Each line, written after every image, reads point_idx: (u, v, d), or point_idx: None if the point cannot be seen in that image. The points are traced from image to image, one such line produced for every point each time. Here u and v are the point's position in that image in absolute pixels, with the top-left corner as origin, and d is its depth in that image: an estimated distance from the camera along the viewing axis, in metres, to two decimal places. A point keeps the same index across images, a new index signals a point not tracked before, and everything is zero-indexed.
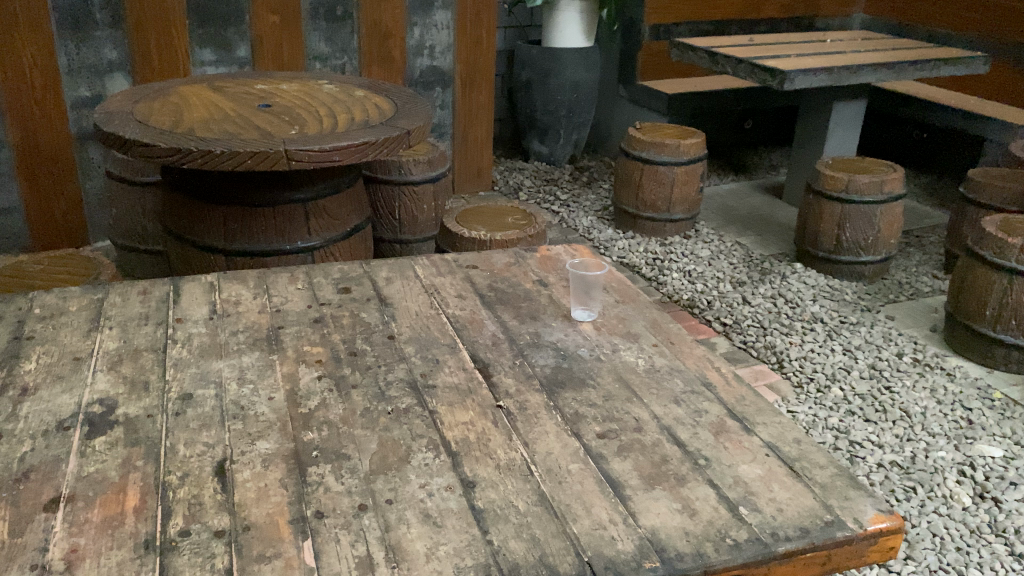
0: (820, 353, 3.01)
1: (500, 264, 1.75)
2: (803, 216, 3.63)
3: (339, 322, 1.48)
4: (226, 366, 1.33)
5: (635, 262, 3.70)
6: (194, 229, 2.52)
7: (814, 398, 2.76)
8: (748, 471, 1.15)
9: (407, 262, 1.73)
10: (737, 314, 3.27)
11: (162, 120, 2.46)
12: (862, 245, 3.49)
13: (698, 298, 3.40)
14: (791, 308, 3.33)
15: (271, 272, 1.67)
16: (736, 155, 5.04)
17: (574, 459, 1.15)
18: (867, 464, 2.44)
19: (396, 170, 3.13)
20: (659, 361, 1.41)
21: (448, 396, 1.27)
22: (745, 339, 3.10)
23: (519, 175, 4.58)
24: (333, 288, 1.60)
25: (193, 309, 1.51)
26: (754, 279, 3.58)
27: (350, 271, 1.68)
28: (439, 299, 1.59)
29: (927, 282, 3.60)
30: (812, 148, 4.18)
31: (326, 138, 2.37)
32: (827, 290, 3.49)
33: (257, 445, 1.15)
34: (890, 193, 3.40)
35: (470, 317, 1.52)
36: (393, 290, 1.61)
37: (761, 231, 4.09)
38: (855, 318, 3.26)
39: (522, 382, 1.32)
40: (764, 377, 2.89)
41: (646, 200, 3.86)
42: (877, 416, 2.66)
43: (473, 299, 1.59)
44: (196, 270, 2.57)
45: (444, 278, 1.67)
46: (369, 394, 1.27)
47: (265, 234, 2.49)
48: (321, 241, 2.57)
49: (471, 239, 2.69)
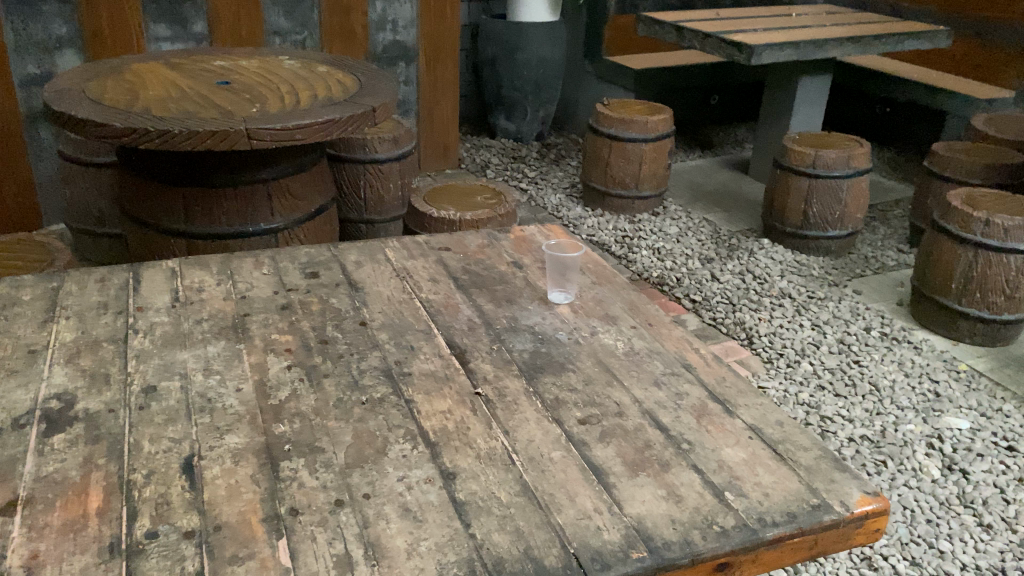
0: (788, 328, 3.02)
1: (474, 246, 1.70)
2: (770, 192, 3.64)
3: (307, 308, 1.43)
4: (192, 357, 1.28)
5: (605, 240, 3.68)
6: (153, 211, 2.43)
7: (784, 373, 2.77)
8: (732, 455, 1.13)
9: (377, 245, 1.68)
10: (706, 291, 3.27)
11: (117, 99, 2.37)
12: (829, 221, 3.51)
13: (667, 275, 3.40)
14: (760, 284, 3.34)
15: (236, 255, 1.61)
16: (702, 131, 5.04)
17: (556, 447, 1.12)
18: (838, 439, 2.46)
19: (361, 148, 3.11)
20: (638, 343, 1.39)
21: (425, 385, 1.23)
22: (714, 316, 3.10)
23: (486, 153, 4.53)
24: (300, 273, 1.55)
25: (154, 296, 1.45)
26: (722, 255, 3.58)
27: (318, 256, 1.62)
28: (412, 283, 1.54)
29: (892, 256, 3.63)
30: (778, 125, 4.18)
31: (288, 116, 2.30)
32: (795, 265, 3.50)
33: (226, 439, 1.10)
34: (856, 168, 3.42)
35: (445, 302, 1.48)
36: (364, 274, 1.56)
37: (728, 207, 4.09)
38: (822, 294, 3.28)
39: (500, 368, 1.29)
40: (735, 353, 2.89)
41: (615, 176, 3.84)
42: (846, 390, 2.68)
43: (447, 282, 1.55)
44: (156, 254, 2.49)
45: (415, 261, 1.62)
46: (341, 383, 1.23)
47: (226, 216, 2.43)
48: (285, 223, 2.51)
49: (440, 220, 2.65)
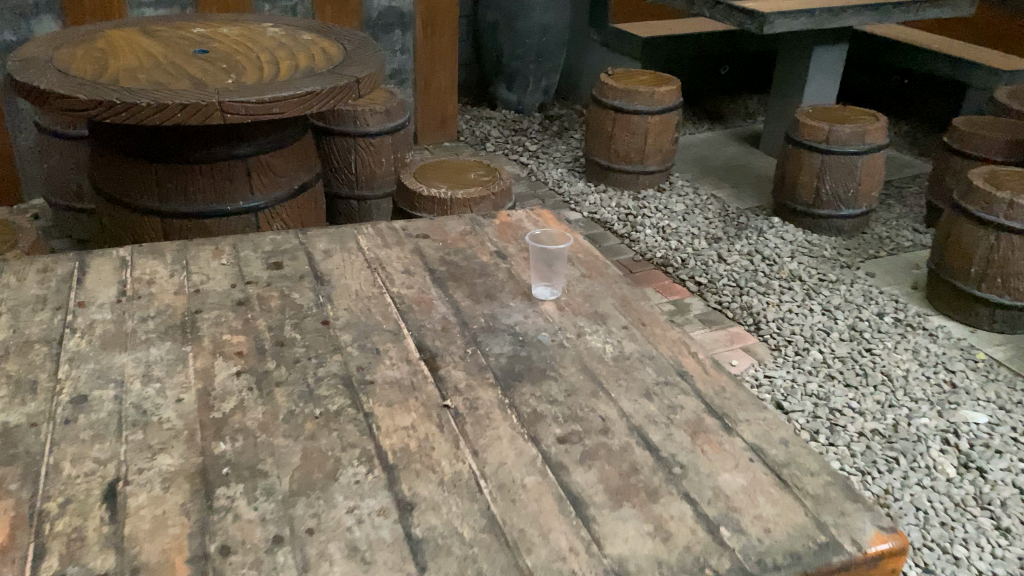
0: (798, 313, 2.88)
1: (455, 234, 1.57)
2: (781, 168, 3.48)
3: (265, 304, 1.30)
4: (131, 361, 1.15)
5: (607, 217, 3.53)
6: (127, 189, 2.30)
7: (793, 361, 2.63)
8: (730, 481, 1.00)
9: (350, 231, 1.55)
10: (712, 273, 3.12)
11: (84, 68, 2.23)
12: (842, 199, 3.36)
13: (672, 255, 3.25)
14: (768, 265, 3.19)
15: (193, 242, 1.48)
16: (712, 102, 4.86)
17: (531, 471, 0.99)
18: (848, 433, 2.33)
19: (350, 120, 3.00)
20: (629, 347, 1.25)
21: (387, 395, 1.11)
22: (720, 300, 2.95)
23: (486, 125, 4.37)
24: (262, 263, 1.41)
25: (99, 290, 1.32)
26: (730, 234, 3.43)
27: (283, 243, 1.48)
28: (383, 275, 1.41)
29: (908, 236, 3.47)
30: (790, 97, 4.01)
31: (265, 87, 2.15)
32: (805, 246, 3.35)
33: (158, 460, 0.98)
34: (871, 144, 3.25)
35: (418, 298, 1.35)
36: (331, 265, 1.43)
37: (736, 182, 3.93)
38: (834, 276, 3.13)
39: (473, 375, 1.16)
40: (740, 340, 2.75)
41: (619, 150, 3.68)
42: (857, 380, 2.54)
43: (422, 275, 1.42)
44: (130, 234, 2.37)
45: (390, 250, 1.49)
46: (294, 393, 1.10)
47: (203, 194, 2.29)
48: (265, 202, 2.37)
49: (429, 199, 2.51)
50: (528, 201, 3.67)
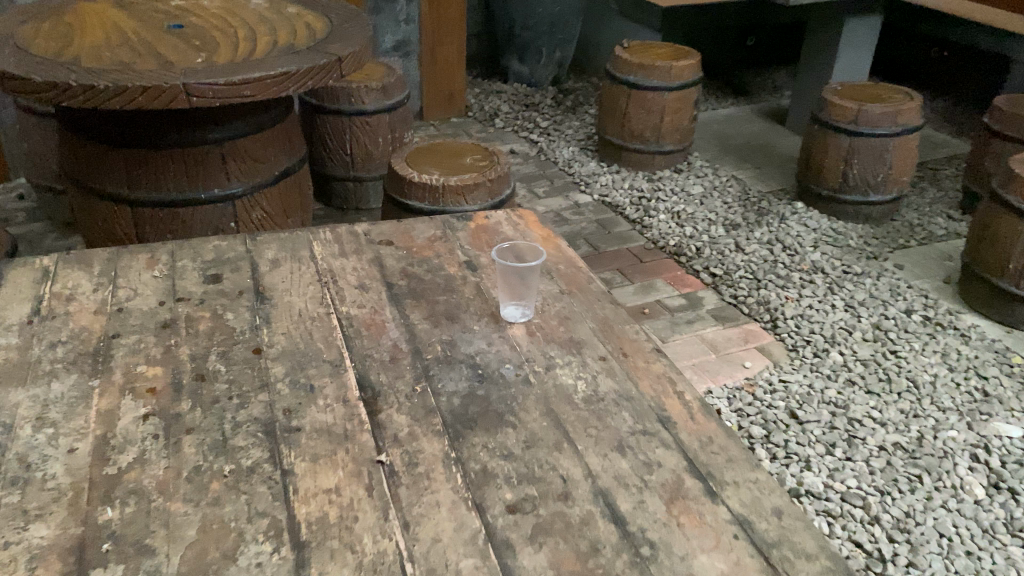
0: (818, 310, 2.69)
1: (422, 240, 1.40)
2: (806, 149, 3.26)
3: (193, 328, 1.14)
4: (27, 399, 1.00)
5: (619, 201, 3.33)
6: (95, 175, 2.15)
7: (811, 364, 2.45)
8: (708, 567, 0.83)
9: (304, 236, 1.38)
10: (728, 263, 2.93)
11: (46, 46, 2.07)
12: (870, 184, 3.14)
13: (686, 243, 3.06)
14: (789, 256, 3.00)
15: (128, 250, 1.33)
16: (736, 76, 4.62)
17: (469, 552, 0.83)
18: (867, 447, 2.14)
19: (346, 98, 2.82)
20: (605, 384, 1.08)
21: (313, 447, 0.95)
22: (736, 293, 2.76)
23: (496, 99, 4.17)
24: (199, 276, 1.26)
25: (11, 307, 1.17)
26: (750, 220, 3.23)
27: (228, 251, 1.33)
28: (334, 291, 1.25)
29: (941, 224, 3.24)
30: (818, 72, 3.76)
31: (236, 67, 1.98)
32: (830, 234, 3.14)
33: (30, 531, 0.83)
34: (904, 125, 3.01)
35: (369, 319, 1.18)
36: (277, 278, 1.27)
37: (759, 163, 3.71)
38: (859, 269, 2.92)
39: (417, 421, 1.00)
40: (755, 339, 2.56)
41: (633, 129, 3.47)
42: (881, 387, 2.35)
43: (378, 290, 1.25)
44: (101, 223, 2.22)
45: (346, 260, 1.33)
46: (206, 444, 0.94)
47: (175, 181, 2.13)
48: (244, 189, 2.21)
49: (419, 186, 2.34)
50: (536, 182, 3.49)
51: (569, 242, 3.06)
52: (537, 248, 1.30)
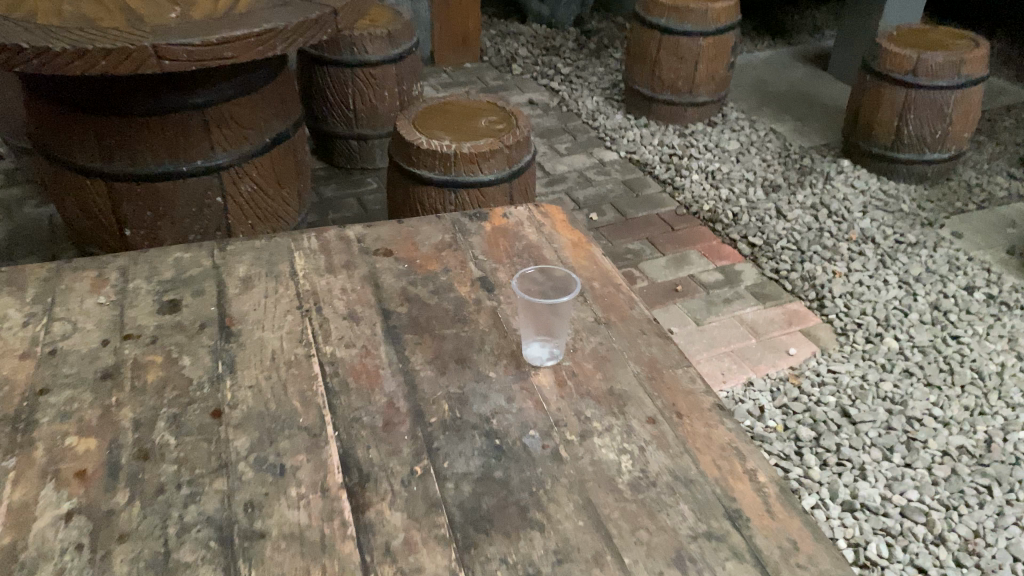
0: (869, 287, 2.44)
1: (427, 249, 1.16)
2: (855, 102, 2.95)
3: (140, 379, 0.92)
4: None
5: (648, 159, 3.06)
6: (63, 145, 1.89)
7: (863, 351, 2.21)
8: None
9: (285, 246, 1.15)
10: (769, 231, 2.67)
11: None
12: (927, 141, 2.84)
13: (722, 208, 2.79)
14: (836, 223, 2.73)
15: (70, 265, 1.10)
16: (774, 15, 4.26)
17: None
18: (929, 453, 1.91)
19: (347, 48, 2.54)
20: (656, 461, 0.85)
21: (281, 564, 0.73)
22: (778, 267, 2.51)
23: (514, 43, 3.86)
24: (154, 303, 1.03)
25: None
26: (792, 181, 2.95)
27: (191, 267, 1.10)
28: (318, 320, 1.01)
29: (1002, 185, 2.95)
30: (866, 13, 3.42)
31: (215, 24, 1.70)
32: (880, 198, 2.87)
33: None
34: (968, 76, 2.70)
35: (359, 365, 0.95)
36: (249, 304, 1.04)
37: (801, 114, 3.40)
38: (914, 237, 2.66)
39: (417, 523, 0.77)
40: (800, 321, 2.31)
41: (664, 79, 3.17)
42: (942, 380, 2.11)
43: (373, 321, 1.02)
44: (75, 197, 1.98)
45: (333, 278, 1.09)
46: (143, 561, 0.73)
47: (153, 153, 1.87)
48: (230, 159, 1.95)
49: (428, 152, 2.07)
50: (557, 137, 3.22)
51: (593, 207, 2.81)
52: (570, 280, 1.05)
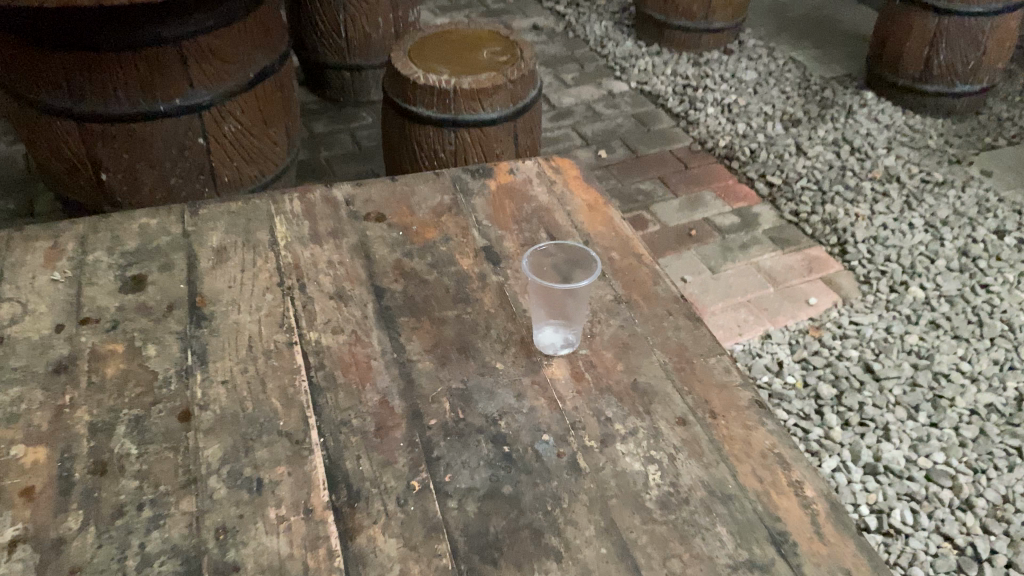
0: (894, 231, 2.30)
1: (424, 214, 1.03)
2: (881, 30, 2.77)
3: (98, 373, 0.81)
4: None
5: (661, 91, 2.88)
6: (25, 83, 1.70)
7: (887, 301, 2.09)
8: None
9: (265, 210, 1.02)
10: (788, 170, 2.52)
11: None
12: (958, 73, 2.66)
13: (739, 144, 2.64)
14: (859, 161, 2.58)
15: (24, 234, 0.98)
16: None
17: None
18: (956, 412, 1.82)
19: None
20: (688, 471, 0.74)
21: None
22: (797, 209, 2.38)
23: None
24: (117, 280, 0.91)
25: None
26: (812, 115, 2.79)
27: (159, 236, 0.97)
28: (301, 301, 0.89)
29: None
30: None
31: None
32: (906, 133, 2.70)
33: None
34: (1007, 3, 2.50)
35: (347, 354, 0.84)
36: (224, 280, 0.92)
37: (821, 42, 3.21)
38: (941, 176, 2.51)
39: (415, 552, 0.67)
40: (821, 267, 2.19)
41: (678, 4, 2.98)
42: (970, 333, 2.00)
43: (363, 300, 0.90)
44: (44, 137, 1.81)
45: (319, 249, 0.97)
46: None
47: (127, 92, 1.68)
48: (212, 96, 1.78)
49: (426, 90, 1.91)
50: (564, 66, 3.04)
51: (602, 143, 2.65)
52: (588, 261, 0.93)
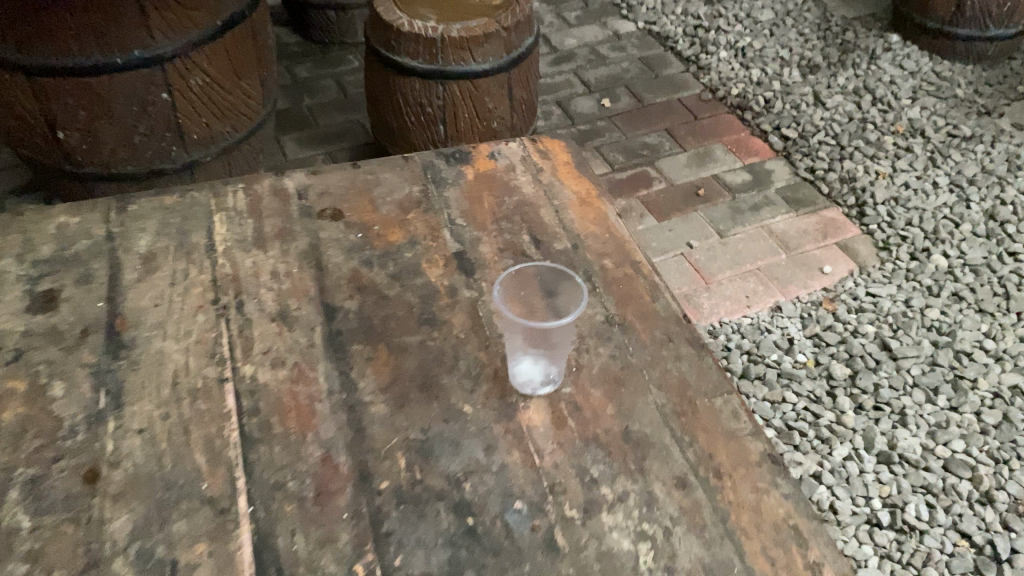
0: (917, 191, 2.14)
1: (389, 211, 0.89)
2: None
3: None
4: None
5: (670, 33, 2.69)
6: None
7: (907, 270, 1.95)
8: None
9: (206, 207, 0.89)
10: (805, 122, 2.35)
11: None
12: (992, 16, 2.46)
13: (752, 92, 2.45)
14: (881, 112, 2.40)
15: None
16: None
17: None
18: (978, 395, 1.69)
19: None
20: (686, 551, 0.62)
21: None
22: (814, 165, 2.21)
23: None
24: (25, 294, 0.78)
25: None
26: (832, 60, 2.59)
27: (81, 239, 0.84)
28: (238, 324, 0.77)
29: None
30: None
31: None
32: (933, 81, 2.51)
33: None
34: None
35: (288, 394, 0.71)
36: (150, 296, 0.79)
37: None
38: (969, 130, 2.33)
39: None
40: (838, 232, 2.04)
41: None
42: (996, 307, 1.86)
43: (312, 323, 0.77)
44: None
45: (264, 256, 0.83)
46: None
47: (77, 40, 1.36)
48: (176, 46, 1.45)
49: (410, 37, 1.72)
50: (566, 5, 2.84)
51: (606, 90, 2.47)
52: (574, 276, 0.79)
